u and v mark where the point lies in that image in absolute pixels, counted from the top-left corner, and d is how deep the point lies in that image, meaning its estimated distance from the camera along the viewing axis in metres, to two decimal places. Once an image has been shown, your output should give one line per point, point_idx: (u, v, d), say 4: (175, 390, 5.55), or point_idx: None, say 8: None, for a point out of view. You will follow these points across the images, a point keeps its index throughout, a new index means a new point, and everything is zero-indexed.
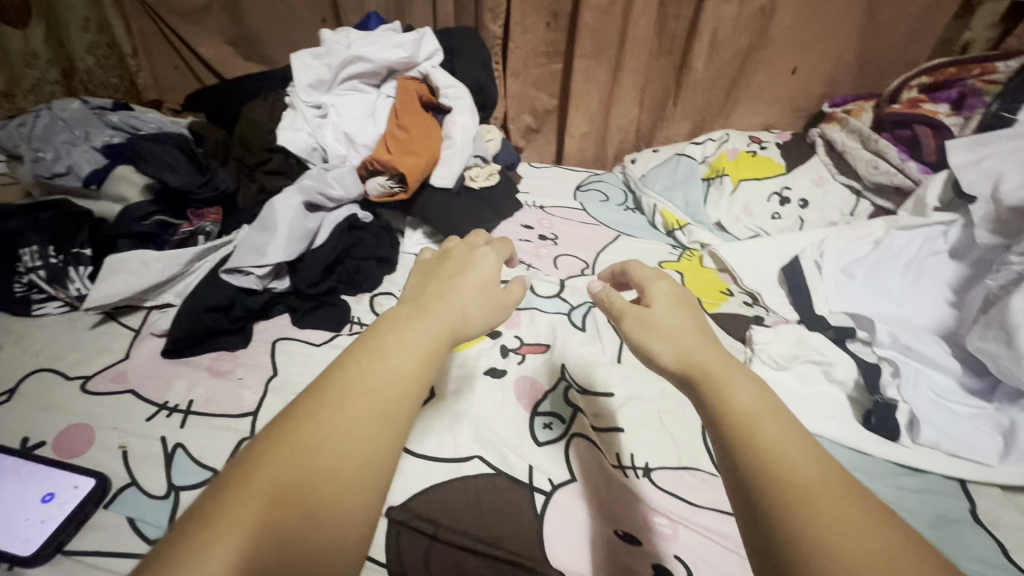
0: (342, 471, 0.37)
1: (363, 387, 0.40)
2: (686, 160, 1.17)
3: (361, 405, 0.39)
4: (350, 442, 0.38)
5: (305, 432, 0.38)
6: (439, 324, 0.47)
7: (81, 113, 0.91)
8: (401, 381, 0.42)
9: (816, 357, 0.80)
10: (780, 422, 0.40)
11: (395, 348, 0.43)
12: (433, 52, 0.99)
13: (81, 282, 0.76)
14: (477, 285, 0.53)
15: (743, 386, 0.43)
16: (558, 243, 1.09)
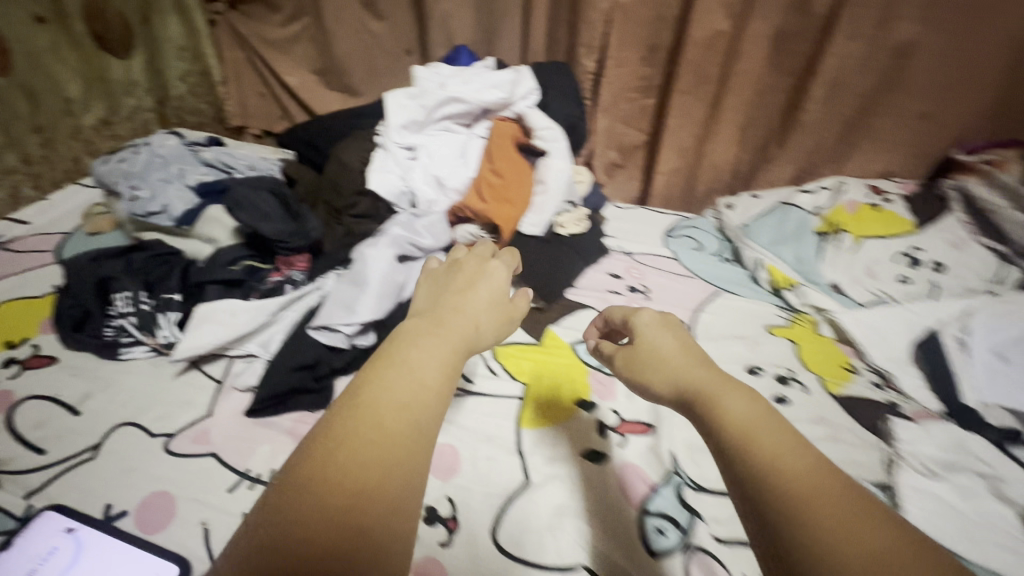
0: (376, 511, 0.31)
1: (387, 405, 0.36)
2: (795, 211, 1.07)
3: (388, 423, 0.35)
4: (373, 466, 0.33)
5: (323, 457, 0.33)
6: (459, 334, 0.42)
7: (177, 150, 0.90)
8: (424, 394, 0.37)
9: (978, 468, 0.67)
10: (774, 429, 0.38)
11: (417, 359, 0.39)
12: (529, 91, 0.93)
13: (169, 329, 0.74)
14: (489, 298, 0.47)
15: (737, 402, 0.41)
16: (651, 297, 1.00)
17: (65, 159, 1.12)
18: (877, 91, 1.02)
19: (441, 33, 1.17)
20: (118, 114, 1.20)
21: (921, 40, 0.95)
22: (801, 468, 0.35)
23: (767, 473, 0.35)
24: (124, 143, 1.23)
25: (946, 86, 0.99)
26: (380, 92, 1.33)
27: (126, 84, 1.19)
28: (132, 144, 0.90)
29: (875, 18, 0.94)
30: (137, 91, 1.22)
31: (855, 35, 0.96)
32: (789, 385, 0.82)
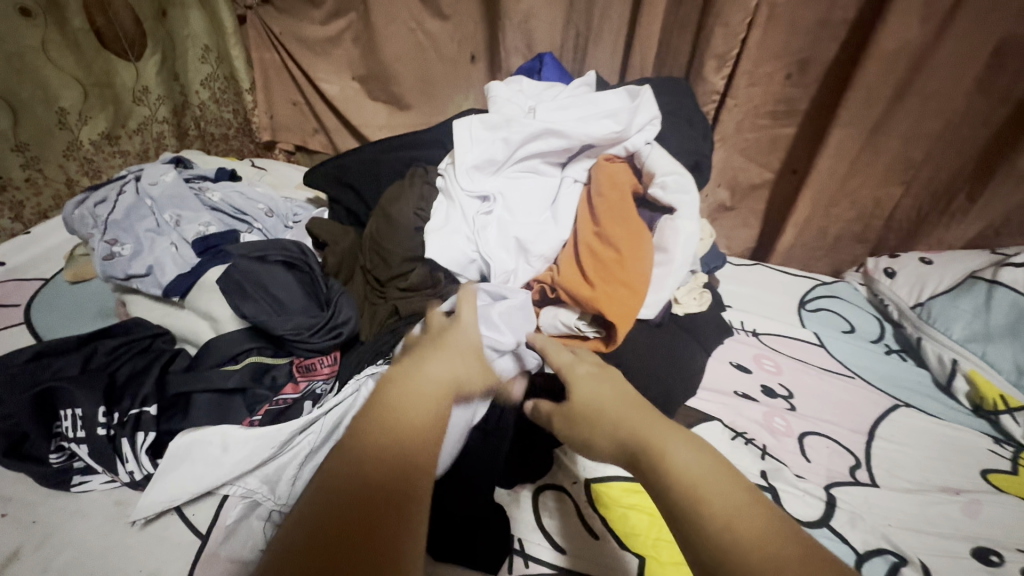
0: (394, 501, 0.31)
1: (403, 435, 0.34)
2: (1002, 292, 0.75)
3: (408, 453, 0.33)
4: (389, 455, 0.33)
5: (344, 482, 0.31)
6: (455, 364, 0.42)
7: (174, 187, 0.70)
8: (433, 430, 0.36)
9: None
10: (724, 476, 0.34)
11: (420, 393, 0.37)
12: (650, 119, 0.66)
13: (137, 463, 0.51)
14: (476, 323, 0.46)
15: (681, 448, 0.36)
16: (796, 405, 0.72)
17: (55, 181, 0.93)
18: None
19: (518, 37, 0.92)
20: (124, 125, 1.00)
21: None
22: (736, 509, 0.32)
23: (694, 517, 0.32)
24: (131, 159, 1.04)
25: None
26: (434, 106, 1.09)
27: (134, 91, 1.00)
28: (119, 177, 0.70)
29: None
30: (149, 99, 1.02)
31: None
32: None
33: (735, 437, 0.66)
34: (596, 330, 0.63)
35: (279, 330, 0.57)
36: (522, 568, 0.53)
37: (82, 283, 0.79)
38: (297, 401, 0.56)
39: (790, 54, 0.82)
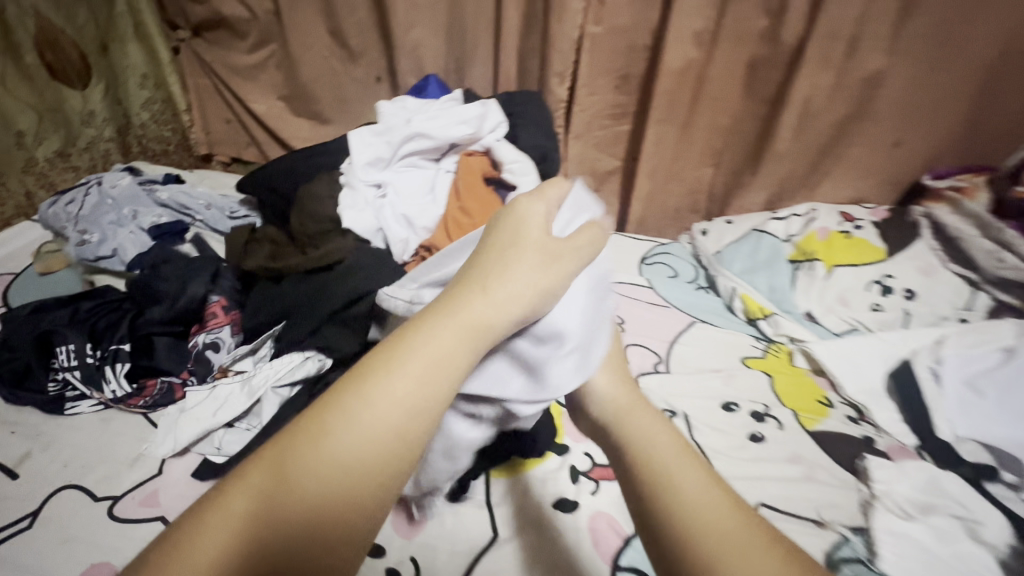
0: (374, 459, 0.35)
1: (402, 383, 0.36)
2: (768, 239, 1.06)
3: (396, 398, 0.35)
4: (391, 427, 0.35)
5: (329, 406, 0.35)
6: (491, 303, 0.41)
7: (130, 189, 0.88)
8: (443, 377, 0.37)
9: (956, 511, 0.65)
10: (696, 470, 0.42)
11: (435, 337, 0.38)
12: (497, 124, 0.92)
13: (117, 382, 0.72)
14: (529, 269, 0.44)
15: (663, 441, 0.45)
16: (626, 329, 0.98)
17: (16, 193, 1.09)
18: (849, 122, 1.02)
19: (411, 62, 1.16)
20: (75, 144, 1.17)
21: (891, 72, 0.95)
22: (696, 495, 0.40)
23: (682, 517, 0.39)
24: (82, 173, 1.20)
25: (916, 118, 1.00)
26: (349, 118, 1.30)
27: (82, 115, 1.16)
28: (84, 182, 0.88)
29: (843, 49, 0.94)
30: (95, 121, 1.19)
31: (825, 67, 0.96)
32: (764, 422, 0.80)
33: None
34: None
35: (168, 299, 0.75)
36: None
37: (49, 275, 0.94)
38: (205, 346, 0.76)
39: (613, 71, 1.08)
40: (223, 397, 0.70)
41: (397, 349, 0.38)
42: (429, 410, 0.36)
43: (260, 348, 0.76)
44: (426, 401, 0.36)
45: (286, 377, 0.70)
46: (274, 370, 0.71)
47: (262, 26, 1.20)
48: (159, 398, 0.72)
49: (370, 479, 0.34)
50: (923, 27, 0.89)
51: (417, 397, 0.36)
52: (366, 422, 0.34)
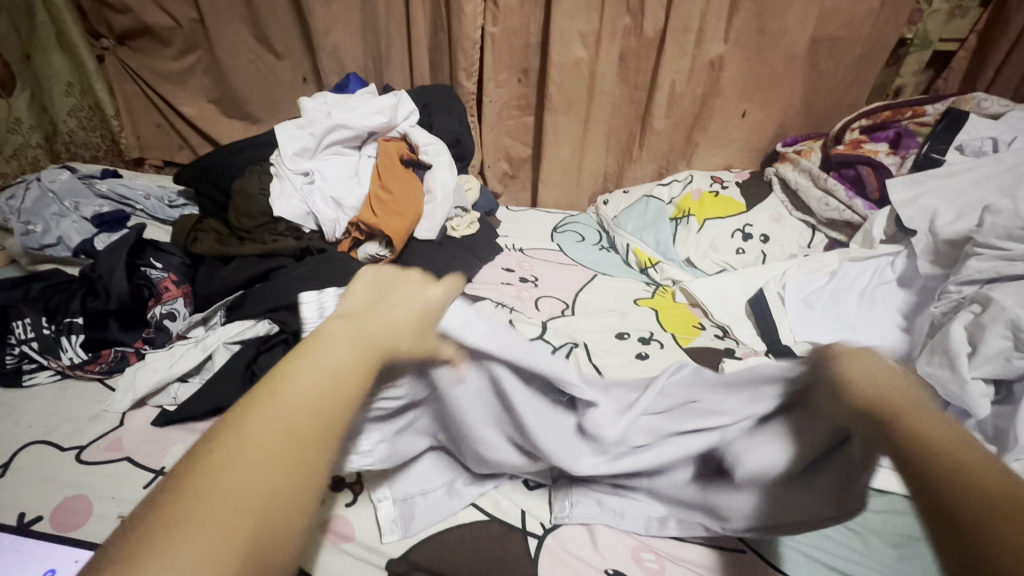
0: (265, 470, 0.33)
1: (271, 434, 0.34)
2: (654, 202, 1.25)
3: (279, 454, 0.33)
4: (285, 441, 0.34)
5: (184, 493, 0.31)
6: (366, 336, 0.42)
7: (70, 183, 0.98)
8: (332, 399, 0.37)
9: None
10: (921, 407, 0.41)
11: (338, 356, 0.39)
12: (410, 112, 1.07)
13: (74, 350, 0.81)
14: (410, 298, 0.47)
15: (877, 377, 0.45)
16: (539, 284, 1.09)
17: None
18: (706, 99, 1.25)
19: (333, 62, 1.27)
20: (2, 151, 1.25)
21: (729, 57, 1.18)
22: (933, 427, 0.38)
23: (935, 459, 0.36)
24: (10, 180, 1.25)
25: (758, 92, 1.24)
26: (279, 118, 1.39)
27: (8, 122, 1.24)
28: (22, 180, 0.96)
29: (693, 39, 1.15)
30: (21, 128, 1.27)
31: (681, 54, 1.17)
32: (649, 344, 0.93)
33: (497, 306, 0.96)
34: (389, 250, 1.00)
35: (120, 274, 0.83)
36: None
37: None
38: (160, 318, 0.85)
39: (515, 65, 1.23)
40: (179, 353, 0.80)
41: (271, 408, 0.35)
42: (315, 443, 0.35)
43: (212, 317, 0.86)
44: (318, 433, 0.35)
45: (238, 335, 0.82)
46: (228, 331, 0.83)
47: (187, 33, 1.28)
48: (115, 364, 0.80)
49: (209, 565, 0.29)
50: (748, 18, 1.13)
51: (297, 444, 0.34)
52: (257, 484, 0.32)
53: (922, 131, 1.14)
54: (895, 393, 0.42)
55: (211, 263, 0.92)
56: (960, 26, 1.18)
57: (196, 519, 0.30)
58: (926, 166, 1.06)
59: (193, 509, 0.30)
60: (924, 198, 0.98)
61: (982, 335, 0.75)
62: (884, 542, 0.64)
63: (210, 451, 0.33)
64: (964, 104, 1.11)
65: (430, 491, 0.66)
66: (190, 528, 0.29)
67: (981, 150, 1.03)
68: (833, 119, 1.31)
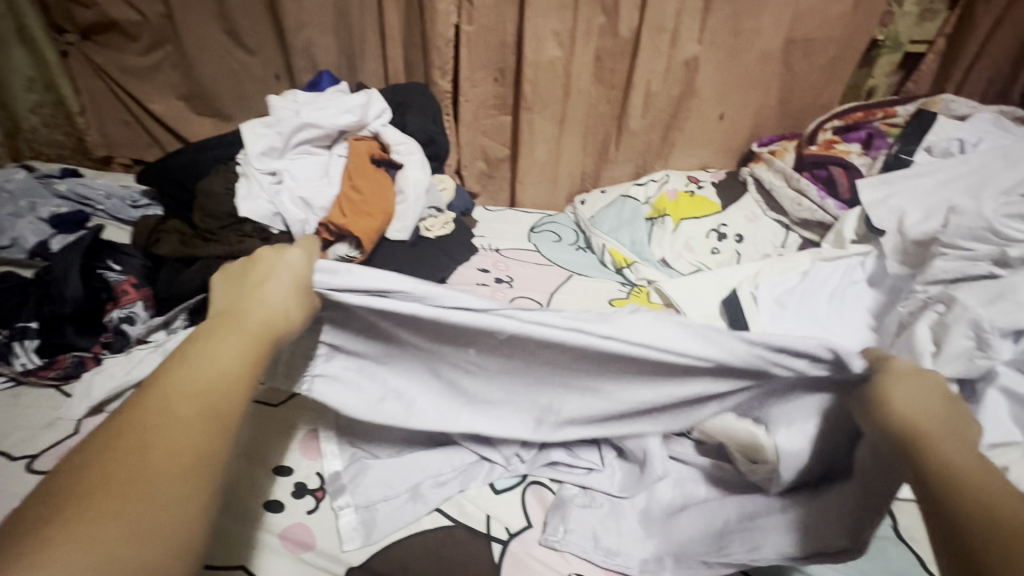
0: (157, 454, 0.35)
1: (161, 426, 0.37)
2: (631, 202, 1.25)
3: (172, 438, 0.36)
4: (176, 428, 0.37)
5: (82, 481, 0.33)
6: (248, 329, 0.45)
7: (26, 183, 0.95)
8: (219, 387, 0.40)
9: None
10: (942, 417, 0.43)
11: (219, 351, 0.43)
12: (381, 111, 1.05)
13: (27, 356, 0.79)
14: (287, 286, 0.51)
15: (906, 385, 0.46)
16: (514, 285, 1.08)
17: None
18: (682, 100, 1.25)
19: (305, 59, 1.25)
20: None
21: (703, 58, 1.18)
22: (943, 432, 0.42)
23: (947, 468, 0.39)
24: None
25: (734, 93, 1.25)
26: (251, 117, 1.36)
27: None
28: None
29: (668, 39, 1.15)
30: None
31: (656, 54, 1.16)
32: None
33: None
34: (359, 251, 0.99)
35: (75, 277, 0.80)
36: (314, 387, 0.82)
37: None
38: (119, 322, 0.82)
39: (490, 64, 1.22)
40: (138, 358, 0.75)
41: (156, 404, 0.38)
42: (209, 429, 0.38)
43: (173, 321, 0.82)
44: (208, 418, 0.39)
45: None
46: (189, 334, 0.78)
47: (154, 29, 1.25)
48: (71, 369, 0.78)
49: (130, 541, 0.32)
50: (721, 19, 1.13)
51: (191, 427, 0.37)
52: (154, 465, 0.35)
53: (892, 132, 1.15)
54: (934, 413, 0.43)
55: (173, 264, 0.89)
56: (930, 29, 1.19)
57: (91, 497, 0.32)
58: (896, 167, 1.07)
59: (86, 490, 0.33)
60: (893, 198, 0.99)
61: (946, 334, 0.75)
62: None
63: (99, 442, 0.35)
64: (933, 105, 1.12)
65: (393, 497, 0.66)
66: (88, 505, 0.32)
67: (949, 150, 1.04)
68: (807, 119, 1.32)
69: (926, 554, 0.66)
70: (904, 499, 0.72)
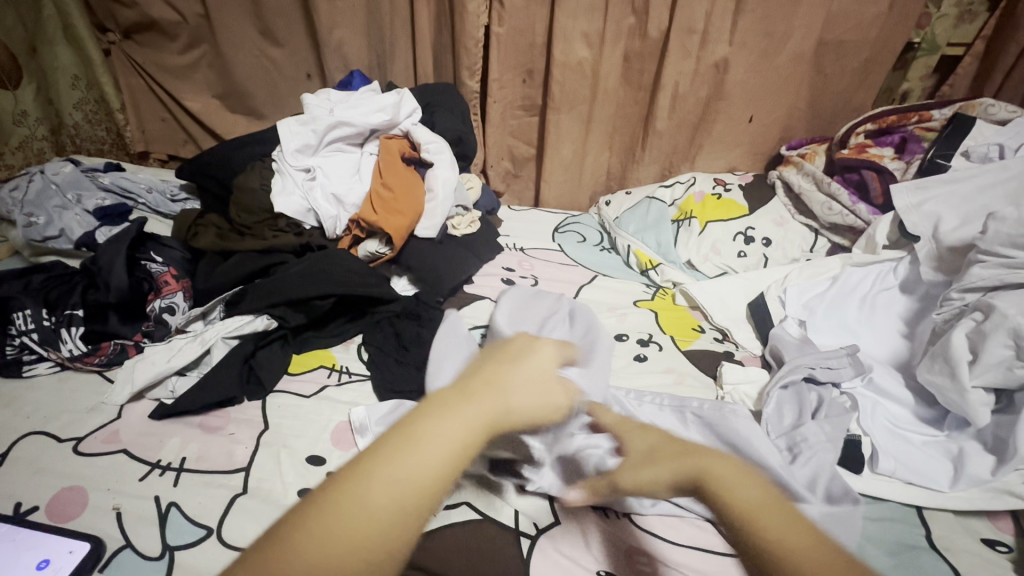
0: (379, 535, 0.35)
1: (367, 508, 0.35)
2: (657, 203, 1.24)
3: (397, 494, 0.36)
4: (380, 504, 0.35)
5: (314, 531, 0.34)
6: (472, 412, 0.41)
7: (73, 176, 0.99)
8: (431, 483, 0.37)
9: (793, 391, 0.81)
10: (779, 514, 0.39)
11: (446, 427, 0.39)
12: (412, 111, 1.07)
13: (73, 343, 0.82)
14: (532, 374, 0.47)
15: (725, 473, 0.43)
16: (538, 283, 1.08)
17: None
18: (710, 102, 1.24)
19: (337, 59, 1.27)
20: (7, 143, 1.27)
21: (734, 58, 1.17)
22: (782, 530, 0.38)
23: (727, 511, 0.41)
24: (15, 171, 1.31)
25: (765, 96, 1.24)
26: (283, 115, 1.39)
27: (14, 114, 1.26)
28: (26, 172, 0.97)
29: (698, 40, 1.14)
30: (27, 120, 1.29)
31: (686, 55, 1.16)
32: (648, 346, 0.94)
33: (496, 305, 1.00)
34: (388, 248, 1.00)
35: (120, 267, 0.84)
36: (344, 378, 0.83)
37: None
38: (159, 311, 0.85)
39: (519, 65, 1.22)
40: (178, 347, 0.81)
41: (359, 478, 0.36)
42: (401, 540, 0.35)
43: (211, 312, 0.87)
44: (407, 523, 0.36)
45: (236, 330, 0.84)
46: (226, 325, 0.84)
47: (193, 28, 1.29)
48: (114, 356, 0.81)
49: (410, 511, 0.36)
50: (753, 21, 1.12)
51: (397, 511, 0.35)
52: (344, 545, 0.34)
53: (927, 136, 1.14)
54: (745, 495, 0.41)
55: (211, 257, 0.92)
56: (969, 31, 1.17)
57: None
58: (930, 172, 1.05)
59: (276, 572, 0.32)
60: (928, 204, 0.97)
61: (983, 343, 0.74)
62: (880, 550, 0.66)
63: (328, 486, 0.36)
64: (971, 110, 1.10)
65: None
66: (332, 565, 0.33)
67: (987, 157, 1.01)
68: (839, 123, 1.31)
69: (961, 565, 0.65)
70: (938, 508, 0.71)
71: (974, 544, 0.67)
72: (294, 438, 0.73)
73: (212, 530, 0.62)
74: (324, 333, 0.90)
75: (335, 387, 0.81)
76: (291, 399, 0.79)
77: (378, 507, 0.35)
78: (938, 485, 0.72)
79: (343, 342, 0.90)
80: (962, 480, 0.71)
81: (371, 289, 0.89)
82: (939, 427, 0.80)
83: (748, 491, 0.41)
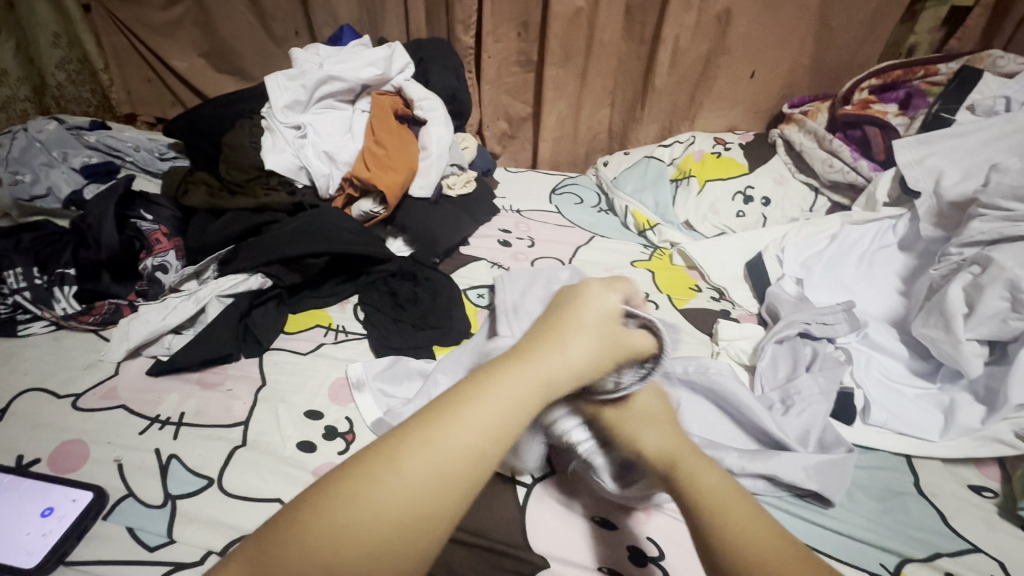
0: (427, 500, 0.38)
1: (418, 467, 0.39)
2: (655, 163, 1.22)
3: (443, 457, 0.39)
4: (431, 467, 0.39)
5: (368, 481, 0.38)
6: (529, 373, 0.44)
7: (57, 134, 0.97)
8: (482, 446, 0.40)
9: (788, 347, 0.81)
10: (740, 504, 0.45)
11: (484, 400, 0.42)
12: (404, 65, 1.04)
13: (67, 301, 0.82)
14: (597, 331, 0.49)
15: (707, 472, 0.48)
16: (535, 245, 1.07)
17: None
18: (711, 57, 1.21)
19: (325, 14, 1.23)
20: None
21: (736, 10, 1.13)
22: (740, 517, 0.44)
23: (718, 526, 0.43)
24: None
25: (768, 51, 1.20)
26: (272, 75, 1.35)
27: None
28: (9, 130, 0.95)
29: None
30: (9, 79, 1.23)
31: (687, 7, 1.12)
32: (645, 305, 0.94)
33: (493, 266, 0.99)
34: (383, 208, 0.99)
35: (110, 225, 0.83)
36: (340, 337, 0.83)
37: None
38: (152, 270, 0.84)
39: (514, 18, 1.18)
40: (172, 306, 0.80)
41: (407, 438, 0.40)
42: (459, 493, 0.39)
43: (205, 271, 0.86)
44: (466, 481, 0.39)
45: (231, 289, 0.83)
46: (220, 284, 0.84)
47: None
48: (108, 316, 0.81)
49: (459, 474, 0.39)
50: None
51: (452, 478, 0.39)
52: (406, 487, 0.38)
53: (932, 91, 1.11)
54: (708, 480, 0.47)
55: (203, 216, 0.91)
56: None
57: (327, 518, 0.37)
58: (935, 127, 1.03)
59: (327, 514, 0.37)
60: (931, 159, 0.96)
61: (979, 295, 0.74)
62: (868, 496, 0.68)
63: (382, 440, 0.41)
64: (979, 62, 1.06)
65: None
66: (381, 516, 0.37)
67: (993, 110, 0.99)
68: (843, 79, 1.27)
69: (946, 508, 0.66)
70: (927, 457, 0.73)
71: (960, 490, 0.69)
72: (291, 393, 0.73)
73: (212, 480, 0.63)
74: (321, 293, 0.89)
75: (332, 345, 0.81)
76: (288, 356, 0.79)
77: (429, 470, 0.39)
78: (929, 435, 0.73)
79: (340, 302, 0.89)
80: (952, 429, 0.72)
81: (365, 248, 0.88)
82: (931, 379, 0.81)
83: (717, 478, 0.48)
